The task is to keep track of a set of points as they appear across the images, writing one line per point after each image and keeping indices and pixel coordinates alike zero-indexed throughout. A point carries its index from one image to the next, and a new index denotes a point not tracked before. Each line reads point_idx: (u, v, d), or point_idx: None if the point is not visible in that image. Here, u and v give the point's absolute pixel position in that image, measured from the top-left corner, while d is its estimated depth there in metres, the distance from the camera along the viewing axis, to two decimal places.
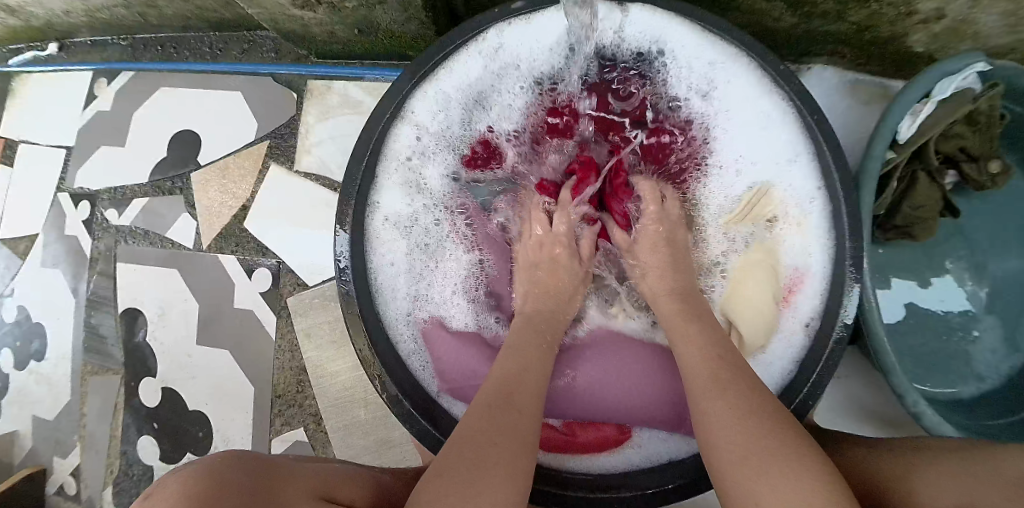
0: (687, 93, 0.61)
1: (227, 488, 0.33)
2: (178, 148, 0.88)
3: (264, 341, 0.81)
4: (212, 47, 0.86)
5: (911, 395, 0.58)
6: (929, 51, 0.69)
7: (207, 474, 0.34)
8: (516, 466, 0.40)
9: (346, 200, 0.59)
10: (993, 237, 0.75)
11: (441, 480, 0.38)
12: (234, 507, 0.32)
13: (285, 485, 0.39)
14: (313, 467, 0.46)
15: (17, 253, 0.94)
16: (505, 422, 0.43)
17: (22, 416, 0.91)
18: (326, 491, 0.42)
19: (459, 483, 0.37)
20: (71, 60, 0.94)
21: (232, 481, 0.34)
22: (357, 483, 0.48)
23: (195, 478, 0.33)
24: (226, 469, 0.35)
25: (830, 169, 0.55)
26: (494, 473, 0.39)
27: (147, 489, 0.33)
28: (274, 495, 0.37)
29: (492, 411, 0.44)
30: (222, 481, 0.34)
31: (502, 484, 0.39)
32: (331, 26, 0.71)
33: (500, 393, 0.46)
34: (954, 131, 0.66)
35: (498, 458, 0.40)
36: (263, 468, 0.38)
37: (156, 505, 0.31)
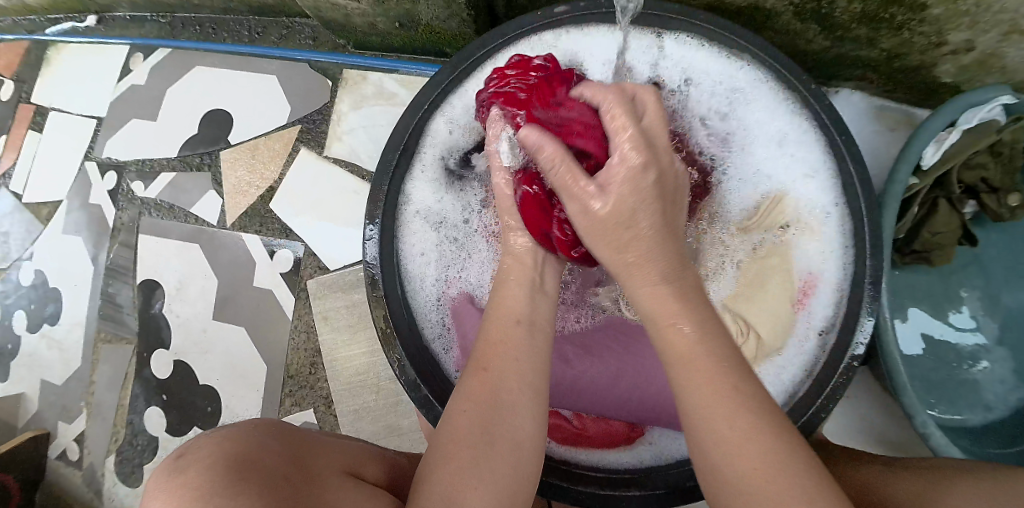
0: (715, 103, 0.62)
1: (261, 452, 0.33)
2: (209, 126, 0.89)
3: (280, 321, 0.82)
4: (251, 29, 0.88)
5: (921, 417, 0.58)
6: (956, 82, 0.70)
7: (242, 436, 0.34)
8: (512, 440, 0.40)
9: (378, 188, 0.60)
10: (1009, 270, 0.76)
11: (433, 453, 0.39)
12: (268, 475, 0.31)
13: (316, 457, 0.39)
14: (338, 442, 0.46)
15: (40, 218, 0.95)
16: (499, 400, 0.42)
17: (31, 379, 0.91)
18: (351, 467, 0.42)
19: (455, 466, 0.38)
20: (109, 33, 0.96)
21: (266, 445, 0.34)
22: (376, 461, 0.48)
23: (229, 443, 0.32)
24: (261, 433, 0.35)
25: (852, 185, 0.56)
26: (491, 449, 0.39)
27: (175, 450, 0.32)
28: (305, 464, 0.37)
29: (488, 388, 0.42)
30: (256, 445, 0.34)
31: (501, 457, 0.39)
32: (373, 17, 0.72)
33: (478, 365, 0.43)
34: (976, 161, 0.67)
35: (490, 433, 0.39)
36: (295, 438, 0.39)
37: (189, 465, 0.30)
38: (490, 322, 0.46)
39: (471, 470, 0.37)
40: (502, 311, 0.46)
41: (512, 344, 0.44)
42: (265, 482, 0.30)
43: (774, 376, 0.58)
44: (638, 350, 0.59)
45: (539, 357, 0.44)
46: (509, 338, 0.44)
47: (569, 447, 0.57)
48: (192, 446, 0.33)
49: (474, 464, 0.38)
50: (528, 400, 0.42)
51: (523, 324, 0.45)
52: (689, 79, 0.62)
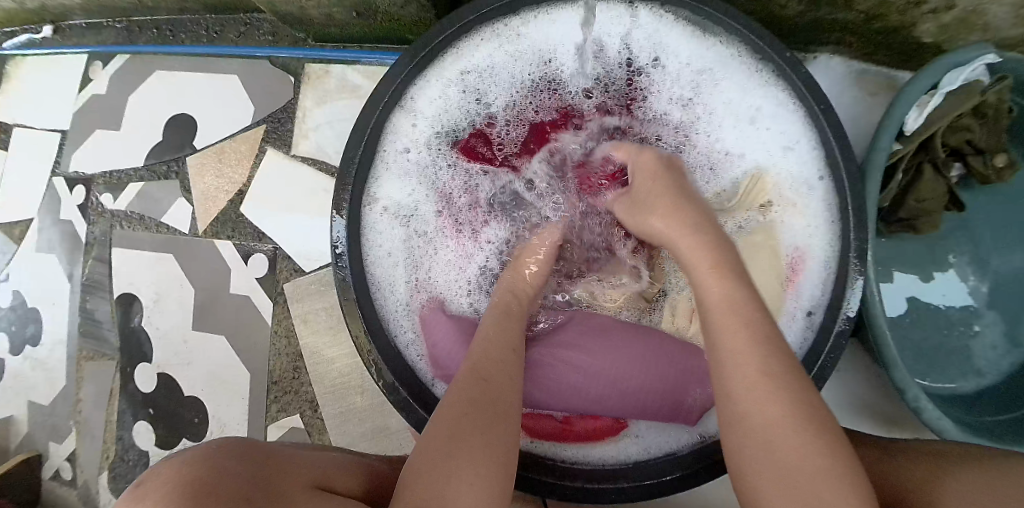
0: (687, 83, 0.60)
1: (220, 476, 0.32)
2: (174, 132, 0.86)
3: (261, 327, 0.81)
4: (209, 29, 0.85)
5: (913, 391, 0.57)
6: (937, 42, 0.68)
7: (202, 459, 0.33)
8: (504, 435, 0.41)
9: (343, 186, 0.58)
10: (999, 232, 0.74)
11: (430, 449, 0.39)
12: (229, 497, 0.31)
13: (280, 475, 0.38)
14: (311, 458, 0.45)
15: (12, 238, 0.93)
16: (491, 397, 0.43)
17: (18, 401, 0.90)
18: (321, 483, 0.41)
19: (435, 471, 0.37)
20: (66, 43, 0.93)
21: (227, 468, 0.33)
22: (356, 472, 0.47)
23: (187, 468, 0.32)
24: (223, 455, 0.35)
25: (836, 157, 0.54)
26: (473, 457, 0.38)
27: (135, 482, 0.32)
28: (269, 484, 0.36)
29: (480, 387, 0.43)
30: (216, 468, 0.33)
31: (480, 466, 0.38)
32: (329, 8, 0.69)
33: (470, 376, 0.44)
34: (961, 124, 0.65)
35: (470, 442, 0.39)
36: (260, 457, 0.38)
37: (146, 497, 0.29)
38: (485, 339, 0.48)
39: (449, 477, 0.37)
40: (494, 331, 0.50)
41: (504, 363, 0.46)
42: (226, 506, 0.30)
43: None
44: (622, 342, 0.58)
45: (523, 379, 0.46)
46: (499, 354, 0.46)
47: (553, 442, 0.56)
48: (149, 475, 0.32)
49: (467, 462, 0.38)
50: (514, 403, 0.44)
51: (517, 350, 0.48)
52: (657, 62, 0.60)
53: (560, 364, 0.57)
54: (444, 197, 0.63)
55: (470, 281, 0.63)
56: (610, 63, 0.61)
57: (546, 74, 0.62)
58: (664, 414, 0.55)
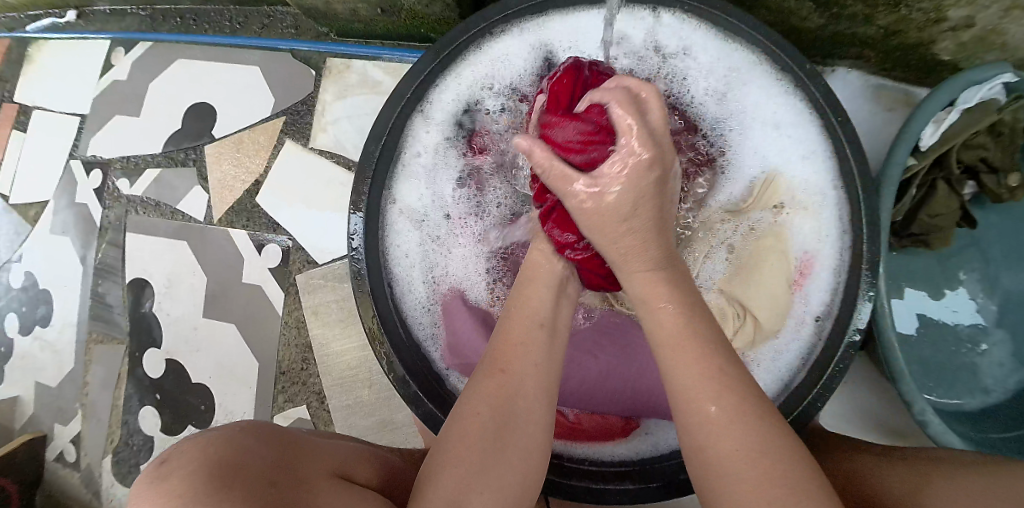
0: (709, 85, 0.60)
1: (245, 458, 0.32)
2: (193, 120, 0.87)
3: (271, 317, 0.81)
4: (231, 20, 0.86)
5: (919, 404, 0.57)
6: (955, 59, 0.68)
7: (227, 439, 0.33)
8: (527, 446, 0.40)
9: (361, 181, 0.59)
10: (1009, 250, 0.74)
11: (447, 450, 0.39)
12: (253, 481, 0.31)
13: (303, 460, 0.38)
14: (330, 445, 0.45)
15: (26, 219, 0.94)
16: (516, 406, 0.40)
17: (25, 381, 0.91)
18: (339, 471, 0.42)
19: (463, 468, 0.37)
20: (89, 29, 0.94)
21: (252, 449, 0.34)
22: (370, 462, 0.47)
23: (214, 447, 0.31)
24: (247, 437, 0.35)
25: (851, 169, 0.54)
26: (505, 456, 0.38)
27: (160, 456, 0.32)
28: (291, 469, 0.36)
29: (506, 393, 0.40)
30: (242, 449, 0.33)
31: (511, 465, 0.39)
32: (353, 3, 0.70)
33: (493, 368, 0.42)
34: (976, 141, 0.65)
35: (501, 442, 0.39)
36: (281, 439, 0.38)
37: (172, 474, 0.29)
38: (508, 319, 0.45)
39: (480, 475, 0.37)
40: (519, 313, 0.45)
41: (528, 358, 0.42)
42: (249, 488, 0.30)
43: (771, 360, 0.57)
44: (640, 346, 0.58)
45: (555, 365, 0.43)
46: (528, 340, 0.43)
47: (563, 441, 0.57)
48: (175, 451, 0.32)
49: (477, 473, 0.37)
50: (540, 410, 0.41)
51: (543, 327, 0.44)
52: (686, 55, 0.59)
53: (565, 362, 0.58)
54: (462, 197, 0.62)
55: (486, 282, 0.61)
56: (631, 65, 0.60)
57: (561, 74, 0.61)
58: (673, 412, 0.55)
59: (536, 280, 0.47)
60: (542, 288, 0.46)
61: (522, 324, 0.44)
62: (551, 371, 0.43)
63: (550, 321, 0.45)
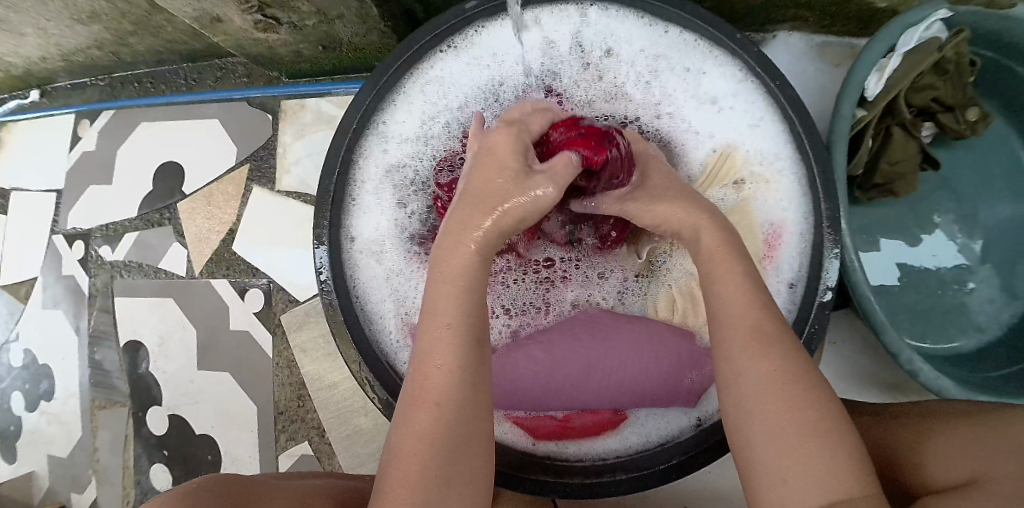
0: (634, 74, 0.61)
1: None
2: (164, 180, 0.89)
3: (263, 360, 0.83)
4: (187, 78, 0.89)
5: (906, 353, 0.57)
6: (892, 4, 0.68)
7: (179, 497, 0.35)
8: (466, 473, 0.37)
9: (321, 216, 0.60)
10: (977, 185, 0.75)
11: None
12: None
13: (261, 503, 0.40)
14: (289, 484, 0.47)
15: (18, 298, 0.96)
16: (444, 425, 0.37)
17: (37, 456, 0.92)
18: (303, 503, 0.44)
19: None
20: (54, 105, 0.96)
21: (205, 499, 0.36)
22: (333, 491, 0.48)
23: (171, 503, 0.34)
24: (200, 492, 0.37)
25: (798, 131, 0.55)
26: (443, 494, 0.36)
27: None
28: None
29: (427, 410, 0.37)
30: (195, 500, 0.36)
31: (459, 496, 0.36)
32: (296, 45, 0.72)
33: (419, 397, 0.38)
34: (924, 82, 0.65)
35: (445, 475, 0.36)
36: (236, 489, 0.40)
37: None
38: (425, 328, 0.40)
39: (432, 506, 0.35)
40: (431, 319, 0.40)
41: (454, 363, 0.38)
42: None
43: None
44: (623, 333, 0.58)
45: (477, 370, 0.39)
46: (455, 362, 0.38)
47: (555, 441, 0.57)
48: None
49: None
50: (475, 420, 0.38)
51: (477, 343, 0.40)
52: (611, 51, 0.61)
53: (548, 363, 0.57)
54: (419, 229, 0.62)
55: None
56: (562, 53, 0.62)
57: (497, 93, 0.63)
58: (662, 400, 0.56)
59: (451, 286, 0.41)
60: (458, 288, 0.41)
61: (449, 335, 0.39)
62: (483, 387, 0.40)
63: (472, 340, 0.39)
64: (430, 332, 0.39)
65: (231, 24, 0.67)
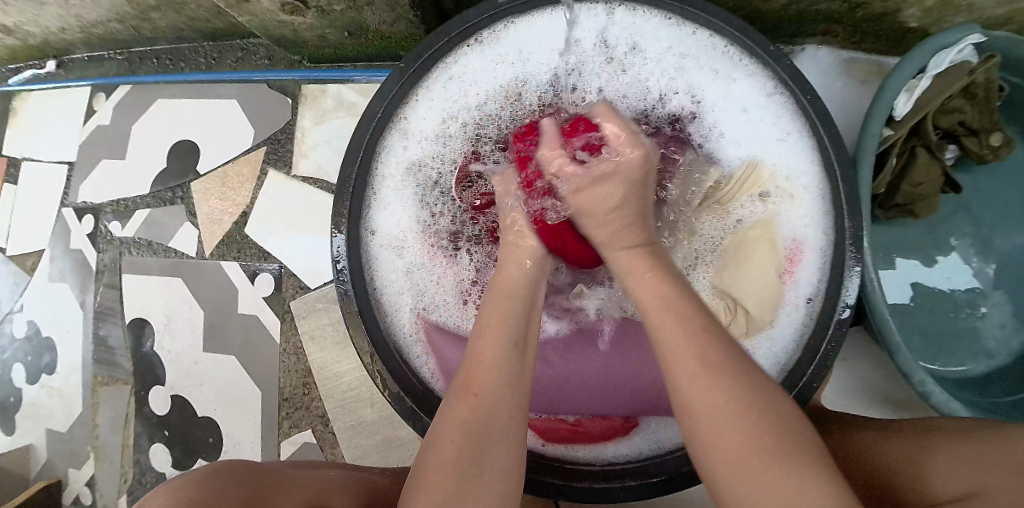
0: (659, 73, 0.60)
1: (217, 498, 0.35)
2: (178, 158, 0.88)
3: (269, 345, 0.82)
4: (207, 56, 0.88)
5: (918, 375, 0.56)
6: (924, 25, 0.68)
7: (196, 484, 0.36)
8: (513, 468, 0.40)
9: (341, 203, 0.59)
10: (997, 211, 0.74)
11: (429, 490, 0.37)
12: None
13: (278, 495, 0.40)
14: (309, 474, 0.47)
15: (25, 269, 0.95)
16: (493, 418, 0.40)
17: (35, 429, 0.92)
18: (317, 500, 0.43)
19: (439, 496, 0.36)
20: (69, 77, 0.95)
21: (221, 488, 0.36)
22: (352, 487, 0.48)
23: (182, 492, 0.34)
24: (218, 479, 0.37)
25: (825, 146, 0.54)
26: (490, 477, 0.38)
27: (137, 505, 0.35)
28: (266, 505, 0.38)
29: (477, 401, 0.41)
30: (211, 489, 0.36)
31: (488, 487, 0.37)
32: (321, 29, 0.71)
33: (464, 389, 0.42)
34: (952, 105, 0.64)
35: (478, 466, 0.38)
36: (253, 480, 0.40)
37: None
38: (480, 333, 0.44)
39: (465, 492, 0.36)
40: (489, 327, 0.44)
41: (503, 364, 0.42)
42: None
43: (767, 347, 0.57)
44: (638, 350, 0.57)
45: (524, 381, 0.43)
46: (498, 359, 0.42)
47: (564, 444, 0.56)
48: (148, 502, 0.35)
49: (467, 492, 0.36)
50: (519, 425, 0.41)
51: (518, 346, 0.44)
52: (635, 49, 0.60)
53: (556, 364, 0.58)
54: (437, 225, 0.61)
55: (458, 304, 0.60)
56: (586, 53, 0.61)
57: (518, 92, 0.61)
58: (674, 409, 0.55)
59: (503, 303, 0.46)
60: (510, 305, 0.46)
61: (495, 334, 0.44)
62: (519, 390, 0.43)
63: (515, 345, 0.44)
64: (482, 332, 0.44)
65: (257, 5, 0.66)
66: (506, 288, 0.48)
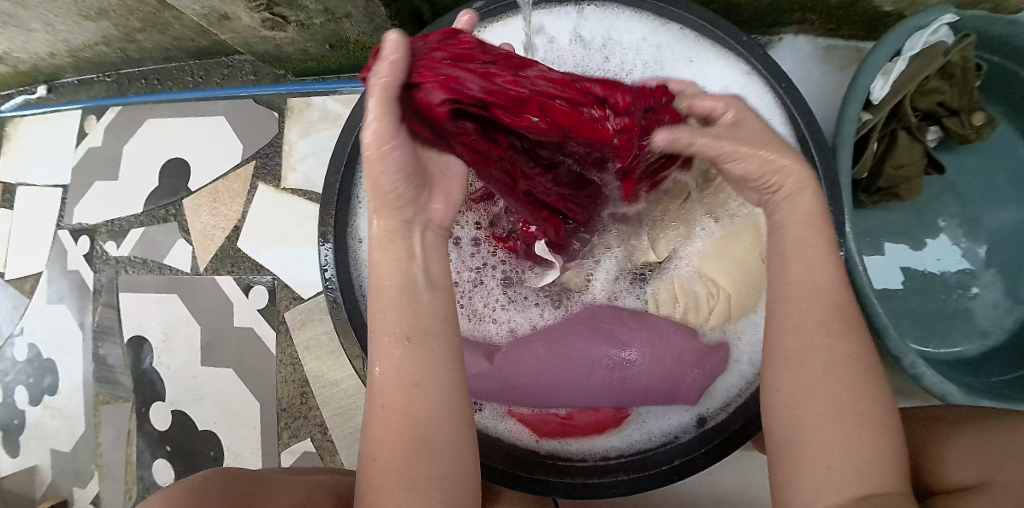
0: (641, 64, 0.60)
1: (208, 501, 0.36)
2: (169, 176, 0.90)
3: (265, 356, 0.83)
4: (195, 75, 0.89)
5: (908, 357, 0.56)
6: (899, 10, 0.69)
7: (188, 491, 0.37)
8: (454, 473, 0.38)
9: (327, 212, 0.60)
10: (984, 190, 0.75)
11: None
12: None
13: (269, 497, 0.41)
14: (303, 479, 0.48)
15: (23, 293, 0.96)
16: (418, 430, 0.37)
17: (40, 450, 0.93)
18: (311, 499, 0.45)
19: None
20: (60, 101, 0.97)
21: (213, 493, 0.38)
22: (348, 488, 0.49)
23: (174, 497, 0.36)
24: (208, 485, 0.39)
25: (803, 132, 0.55)
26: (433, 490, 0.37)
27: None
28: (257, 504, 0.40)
29: (397, 420, 0.37)
30: (204, 495, 0.37)
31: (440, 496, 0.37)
32: (302, 43, 0.73)
33: (381, 405, 0.38)
34: (930, 86, 0.64)
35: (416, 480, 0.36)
36: (245, 484, 0.42)
37: None
38: (382, 336, 0.39)
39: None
40: (390, 331, 0.39)
41: (412, 374, 0.38)
42: None
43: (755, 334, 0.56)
44: (629, 334, 0.57)
45: (440, 381, 0.38)
46: (407, 368, 0.38)
47: (558, 439, 0.57)
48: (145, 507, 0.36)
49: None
50: (449, 431, 0.38)
51: (411, 337, 0.38)
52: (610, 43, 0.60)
53: (545, 357, 0.57)
54: None
55: None
56: (558, 46, 0.61)
57: None
58: (665, 398, 0.56)
59: (405, 294, 0.40)
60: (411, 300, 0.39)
61: (389, 331, 0.38)
62: (440, 389, 0.38)
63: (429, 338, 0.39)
64: (387, 339, 0.39)
65: (239, 23, 0.67)
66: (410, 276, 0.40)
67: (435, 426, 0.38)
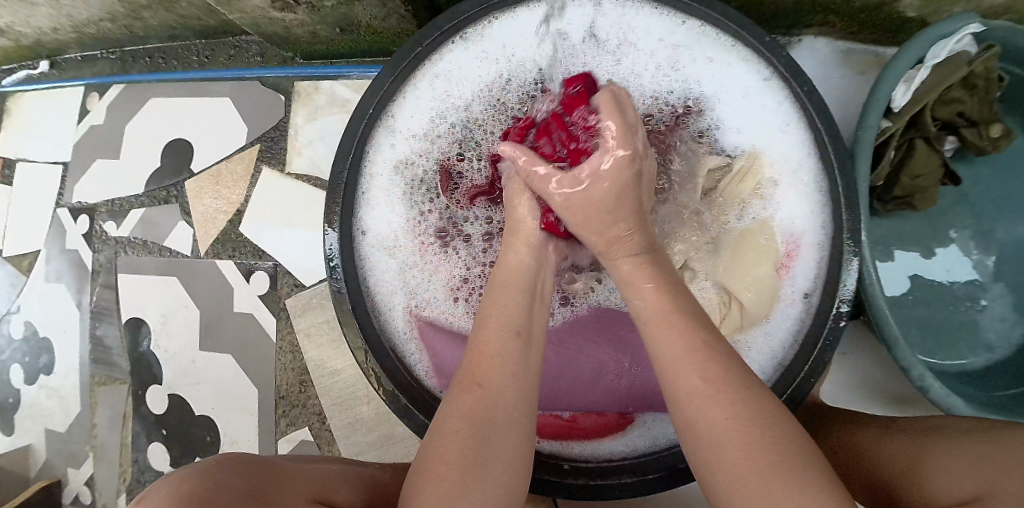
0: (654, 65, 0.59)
1: (222, 489, 0.34)
2: (172, 157, 0.88)
3: (265, 343, 0.82)
4: (200, 54, 0.87)
5: (917, 369, 0.55)
6: (922, 15, 0.67)
7: (201, 474, 0.35)
8: (517, 461, 0.39)
9: (334, 200, 0.59)
10: (999, 201, 0.73)
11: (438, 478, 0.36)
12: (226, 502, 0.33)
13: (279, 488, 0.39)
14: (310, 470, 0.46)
15: (21, 270, 0.95)
16: (498, 402, 0.40)
17: (34, 429, 0.92)
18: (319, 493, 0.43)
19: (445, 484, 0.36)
20: (63, 77, 0.95)
21: (227, 480, 0.36)
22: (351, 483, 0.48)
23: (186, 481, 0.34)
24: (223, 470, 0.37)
25: (822, 138, 0.54)
26: (494, 474, 0.37)
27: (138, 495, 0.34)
28: (268, 495, 0.38)
29: (485, 392, 0.40)
30: (217, 480, 0.35)
31: (493, 479, 0.37)
32: (312, 26, 0.71)
33: (469, 377, 0.41)
34: (952, 95, 0.63)
35: (483, 456, 0.37)
36: (256, 472, 0.40)
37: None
38: (484, 324, 0.44)
39: (471, 485, 0.36)
40: (492, 320, 0.44)
41: (505, 355, 0.42)
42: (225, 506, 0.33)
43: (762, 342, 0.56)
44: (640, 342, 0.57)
45: (531, 371, 0.42)
46: (502, 351, 0.42)
47: (560, 440, 0.56)
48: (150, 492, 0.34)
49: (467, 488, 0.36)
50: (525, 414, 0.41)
51: (520, 336, 0.43)
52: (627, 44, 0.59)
53: (554, 358, 0.57)
54: (428, 220, 0.61)
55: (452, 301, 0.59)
56: (571, 44, 0.60)
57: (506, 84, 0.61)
58: None
59: (508, 290, 0.46)
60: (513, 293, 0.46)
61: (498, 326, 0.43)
62: (528, 380, 0.42)
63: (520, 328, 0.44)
64: (490, 325, 0.44)
65: (248, 3, 0.66)
66: (508, 275, 0.47)
67: (513, 406, 0.40)
